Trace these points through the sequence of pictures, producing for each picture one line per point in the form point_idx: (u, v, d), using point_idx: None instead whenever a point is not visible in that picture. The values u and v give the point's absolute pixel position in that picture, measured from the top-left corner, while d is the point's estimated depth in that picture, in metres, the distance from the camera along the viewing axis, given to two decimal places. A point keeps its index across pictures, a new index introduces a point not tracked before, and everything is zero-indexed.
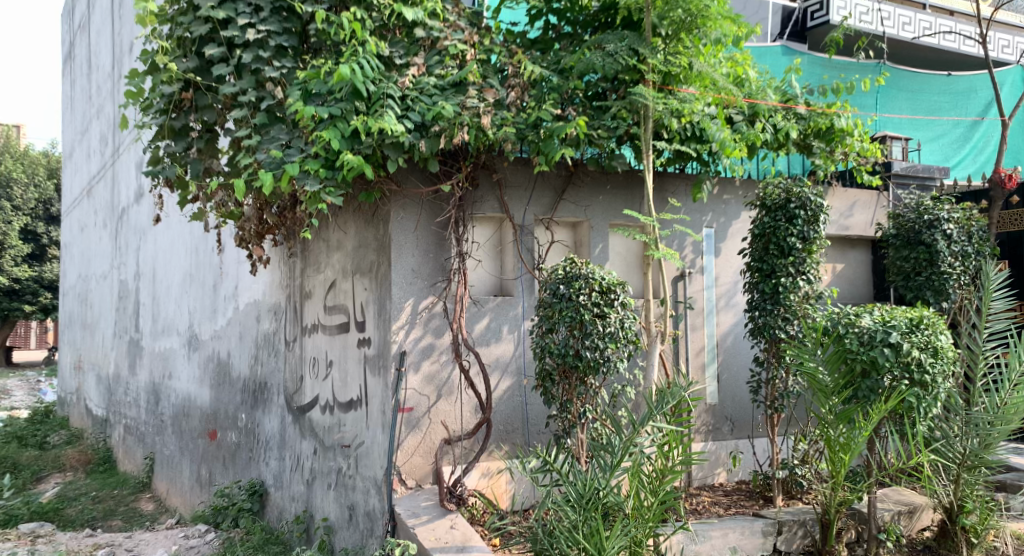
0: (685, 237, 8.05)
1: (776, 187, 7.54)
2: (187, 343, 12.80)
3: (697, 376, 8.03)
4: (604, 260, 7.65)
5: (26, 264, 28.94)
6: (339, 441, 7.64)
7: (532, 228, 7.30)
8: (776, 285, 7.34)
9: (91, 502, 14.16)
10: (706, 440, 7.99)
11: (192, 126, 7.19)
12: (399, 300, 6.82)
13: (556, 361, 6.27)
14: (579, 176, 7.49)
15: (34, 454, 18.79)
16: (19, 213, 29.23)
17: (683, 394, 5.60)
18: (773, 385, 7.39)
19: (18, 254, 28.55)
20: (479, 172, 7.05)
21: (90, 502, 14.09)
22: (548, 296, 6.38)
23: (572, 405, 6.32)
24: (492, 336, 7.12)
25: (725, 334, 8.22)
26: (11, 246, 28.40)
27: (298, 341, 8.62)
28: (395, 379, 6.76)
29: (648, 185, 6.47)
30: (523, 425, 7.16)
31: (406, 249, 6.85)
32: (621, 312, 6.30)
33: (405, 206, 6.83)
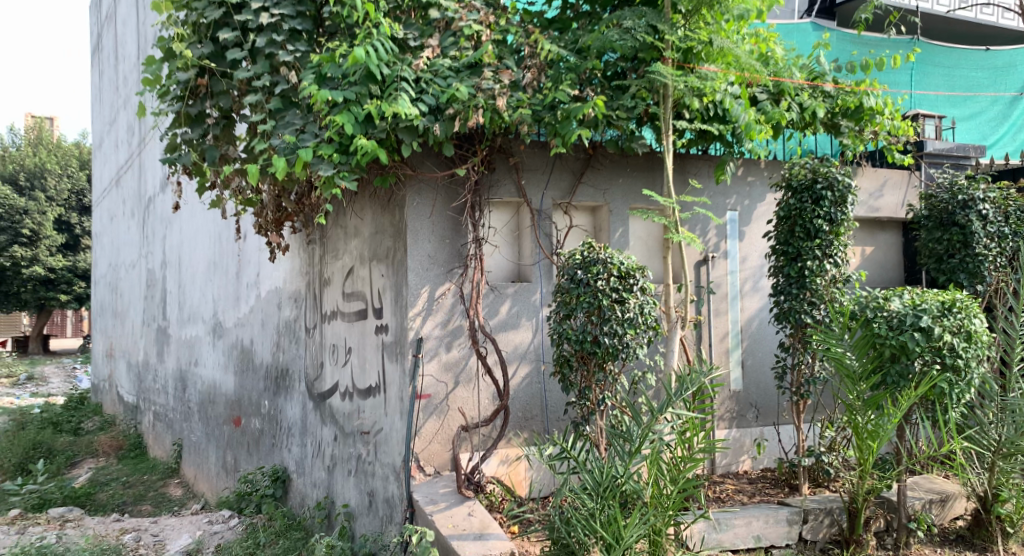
0: (707, 221, 7.89)
1: (801, 167, 7.35)
2: (212, 331, 12.87)
3: (720, 362, 7.89)
4: (625, 245, 7.53)
5: (61, 254, 29.33)
6: (359, 428, 7.59)
7: (551, 212, 7.21)
8: (802, 269, 7.16)
9: (122, 487, 14.33)
10: (730, 427, 7.85)
11: (208, 112, 7.10)
12: (415, 286, 6.74)
13: (574, 347, 6.19)
14: (597, 159, 7.38)
15: (67, 440, 19.06)
16: (53, 204, 29.57)
17: (704, 380, 5.47)
18: (799, 371, 7.21)
19: (53, 244, 28.83)
20: (496, 156, 6.95)
21: (121, 487, 14.26)
22: (566, 281, 6.27)
23: (591, 391, 6.25)
24: (510, 322, 7.03)
25: (749, 319, 8.05)
26: (46, 237, 28.66)
27: (318, 328, 8.58)
28: (413, 366, 6.69)
29: (668, 167, 6.31)
30: (543, 412, 7.07)
31: (423, 235, 6.77)
32: (641, 297, 6.18)
33: (421, 191, 6.74)
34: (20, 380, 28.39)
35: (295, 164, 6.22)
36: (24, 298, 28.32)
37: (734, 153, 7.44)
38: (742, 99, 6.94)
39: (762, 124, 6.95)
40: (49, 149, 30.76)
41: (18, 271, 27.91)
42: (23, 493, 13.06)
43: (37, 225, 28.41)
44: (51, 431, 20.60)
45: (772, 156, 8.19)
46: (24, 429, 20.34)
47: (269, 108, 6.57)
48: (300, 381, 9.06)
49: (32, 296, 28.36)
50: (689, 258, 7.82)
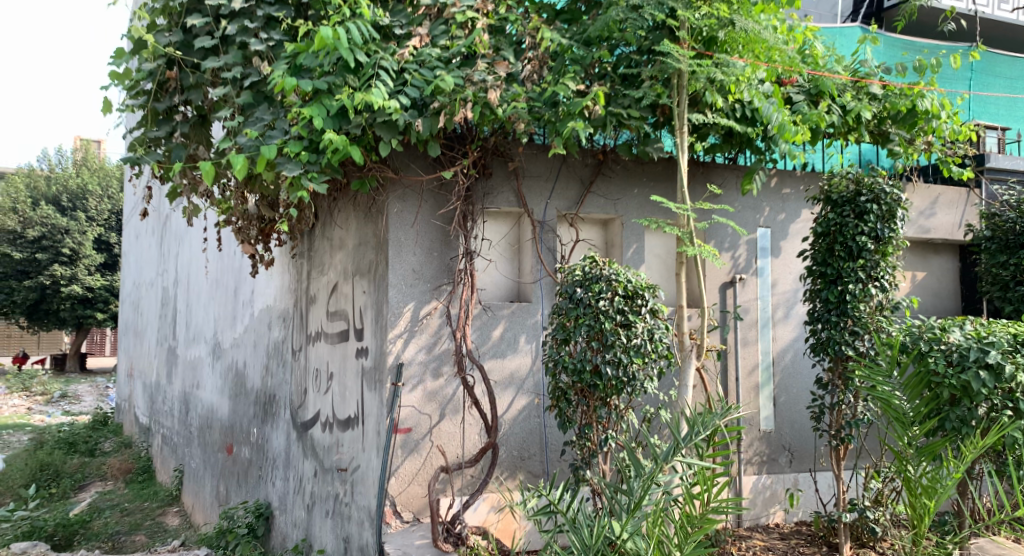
0: (735, 236, 7.00)
1: (842, 177, 6.42)
2: (212, 351, 12.21)
3: (749, 398, 6.94)
4: (640, 263, 6.69)
5: (100, 274, 28.45)
6: (337, 463, 6.76)
7: (555, 225, 6.44)
8: (843, 292, 6.20)
9: (120, 514, 13.62)
10: (760, 473, 6.89)
11: (179, 108, 6.19)
12: (397, 305, 5.94)
13: (571, 379, 5.33)
14: (608, 167, 6.60)
15: (80, 461, 18.49)
16: (94, 224, 28.74)
17: (719, 423, 4.50)
18: (838, 410, 6.25)
19: (92, 264, 27.90)
20: (492, 160, 6.20)
21: (118, 515, 13.55)
22: (564, 300, 5.42)
23: (592, 430, 5.38)
24: (505, 348, 6.23)
25: (783, 350, 7.11)
26: (85, 256, 27.82)
27: (303, 350, 7.82)
28: (391, 396, 5.86)
29: (682, 171, 5.43)
30: (540, 451, 6.24)
31: (406, 246, 5.97)
32: (651, 321, 5.32)
33: (406, 198, 5.96)
34: (54, 395, 27.85)
35: (256, 162, 5.31)
36: (62, 316, 27.57)
37: (766, 160, 6.55)
38: (776, 97, 6.04)
39: (799, 126, 6.03)
40: (93, 170, 30.00)
41: (54, 288, 27.30)
42: (14, 519, 12.13)
43: (76, 244, 27.78)
44: (64, 451, 19.98)
45: (809, 165, 7.32)
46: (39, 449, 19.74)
47: (238, 102, 5.73)
48: (285, 408, 8.29)
49: (70, 316, 27.54)
50: (715, 279, 6.92)
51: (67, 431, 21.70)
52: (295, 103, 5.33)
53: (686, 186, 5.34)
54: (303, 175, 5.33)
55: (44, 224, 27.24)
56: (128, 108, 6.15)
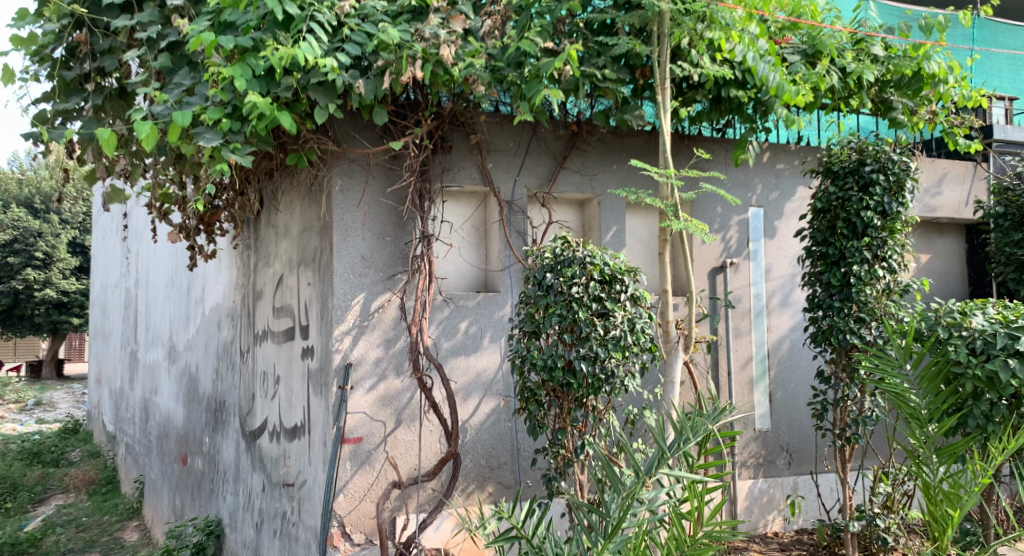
0: (725, 216, 6.32)
1: (844, 146, 5.73)
2: (168, 354, 11.45)
3: (743, 394, 6.26)
4: (621, 246, 5.99)
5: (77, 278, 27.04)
6: (284, 478, 6.03)
7: (525, 205, 5.74)
8: (847, 275, 5.51)
9: (77, 530, 12.79)
10: (757, 477, 6.22)
11: (92, 76, 5.43)
12: (344, 297, 5.20)
13: (541, 378, 4.61)
14: (583, 140, 5.91)
15: (42, 473, 17.59)
16: (67, 226, 27.14)
17: (712, 428, 3.79)
18: (842, 406, 5.55)
19: (68, 267, 26.42)
20: (452, 132, 5.49)
21: (76, 531, 12.72)
22: (532, 287, 4.70)
23: (566, 435, 4.69)
24: (470, 344, 5.53)
25: (779, 341, 6.44)
26: (59, 260, 26.22)
27: (250, 352, 7.08)
28: (337, 402, 5.13)
29: (666, 133, 4.69)
30: (509, 459, 5.56)
31: (354, 230, 5.23)
32: (631, 310, 4.62)
33: (353, 173, 5.21)
34: (26, 403, 26.74)
35: (170, 131, 4.59)
36: (36, 321, 26.09)
37: (759, 129, 5.85)
38: (771, 55, 5.35)
39: (797, 87, 5.33)
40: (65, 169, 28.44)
41: (27, 294, 25.66)
42: None
43: (51, 248, 26.10)
44: (27, 463, 19.08)
45: (803, 138, 6.63)
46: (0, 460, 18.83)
47: (154, 66, 4.99)
48: (234, 416, 7.55)
49: (47, 320, 25.88)
50: (704, 264, 6.24)
51: (31, 440, 20.78)
52: (215, 63, 4.60)
53: (669, 151, 4.61)
54: (226, 145, 4.62)
55: (15, 228, 25.61)
56: (33, 76, 5.38)
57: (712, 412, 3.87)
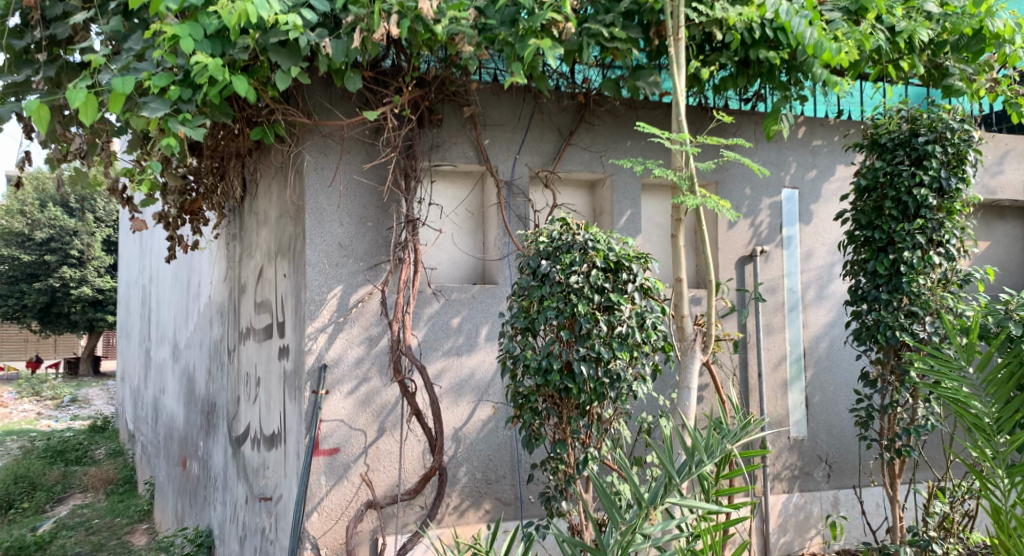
0: (755, 199, 5.62)
1: (893, 116, 4.92)
2: (172, 351, 10.95)
3: (775, 399, 5.57)
4: (635, 233, 5.32)
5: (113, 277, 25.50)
6: (263, 490, 5.45)
7: (526, 186, 5.10)
8: (896, 262, 4.78)
9: (86, 531, 12.09)
10: (792, 491, 5.52)
11: (44, 45, 4.86)
12: (318, 290, 4.60)
13: (536, 382, 3.95)
14: (592, 112, 5.25)
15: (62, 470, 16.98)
16: (102, 225, 24.96)
17: (732, 448, 3.15)
18: (890, 413, 4.82)
19: (103, 266, 24.31)
20: (442, 103, 4.87)
21: (85, 533, 11.97)
22: (525, 277, 4.05)
23: (566, 448, 4.04)
24: (462, 343, 4.91)
25: (816, 338, 5.73)
26: (95, 258, 24.27)
27: (236, 351, 6.52)
28: (311, 409, 4.53)
29: (681, 83, 3.93)
30: (509, 471, 4.95)
31: (329, 214, 4.63)
32: (641, 303, 3.96)
33: (328, 150, 4.61)
34: (63, 399, 25.66)
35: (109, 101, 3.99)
36: (73, 319, 24.28)
37: (792, 97, 5.14)
38: (808, 10, 4.63)
39: (839, 46, 4.61)
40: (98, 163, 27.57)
41: (65, 292, 23.46)
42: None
43: (85, 247, 23.97)
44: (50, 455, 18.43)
45: (845, 112, 5.89)
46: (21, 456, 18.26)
47: (105, 30, 4.42)
48: (223, 419, 7.01)
49: (83, 317, 24.12)
50: (730, 252, 5.55)
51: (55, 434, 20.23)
52: (162, 22, 4.01)
53: (682, 116, 3.87)
54: (176, 117, 4.04)
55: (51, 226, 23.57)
56: None
57: (731, 431, 3.25)
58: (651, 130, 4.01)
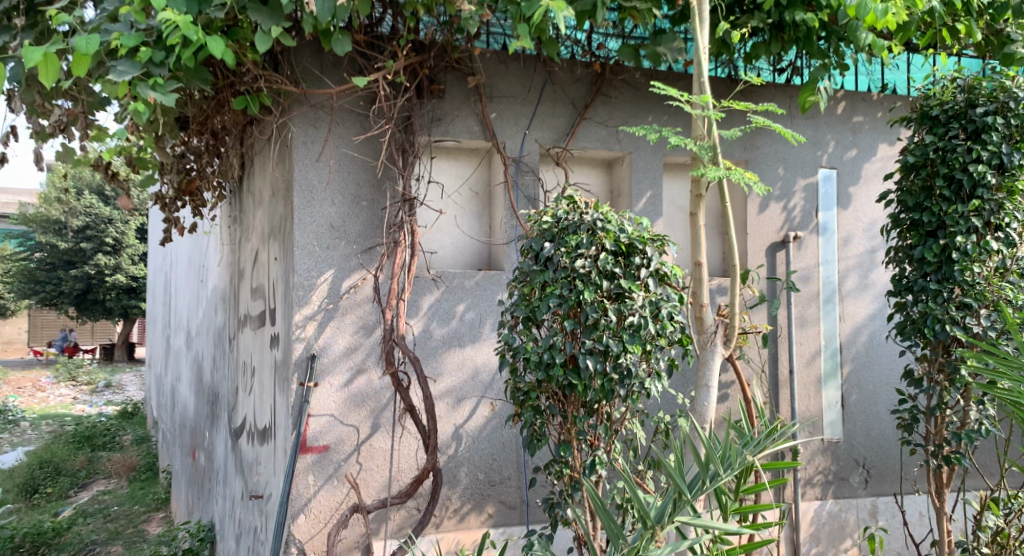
0: (787, 181, 5.16)
1: (947, 85, 4.42)
2: (187, 336, 10.60)
3: (808, 397, 5.11)
4: (656, 215, 4.87)
5: None
6: (255, 487, 5.12)
7: (536, 164, 4.69)
8: (947, 249, 4.29)
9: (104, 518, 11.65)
10: (825, 498, 5.07)
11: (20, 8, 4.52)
12: (307, 274, 4.23)
13: (537, 377, 3.55)
14: (610, 83, 4.83)
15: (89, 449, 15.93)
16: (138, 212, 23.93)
17: (754, 459, 2.73)
18: (937, 415, 4.34)
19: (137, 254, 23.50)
20: (444, 73, 4.49)
21: (102, 519, 11.53)
22: (527, 261, 3.65)
23: (572, 450, 3.63)
24: (465, 333, 4.53)
25: (854, 333, 5.25)
26: (128, 245, 22.72)
27: (235, 339, 6.19)
28: (297, 403, 4.17)
29: (705, 37, 3.51)
30: (515, 471, 4.56)
31: (319, 193, 4.25)
32: (656, 291, 3.54)
33: (318, 122, 4.23)
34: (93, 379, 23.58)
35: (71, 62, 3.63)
36: (110, 306, 22.91)
37: (832, 66, 4.70)
38: None
39: (886, 6, 4.14)
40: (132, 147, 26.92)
41: (101, 279, 22.15)
42: None
43: (120, 235, 22.65)
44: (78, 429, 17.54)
45: (889, 85, 5.40)
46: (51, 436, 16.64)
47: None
48: (225, 410, 6.69)
49: (117, 305, 22.72)
50: (760, 238, 5.10)
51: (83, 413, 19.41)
52: None
53: (705, 75, 3.42)
54: (147, 81, 3.66)
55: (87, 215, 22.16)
56: None
57: (755, 438, 2.88)
58: (667, 92, 3.58)
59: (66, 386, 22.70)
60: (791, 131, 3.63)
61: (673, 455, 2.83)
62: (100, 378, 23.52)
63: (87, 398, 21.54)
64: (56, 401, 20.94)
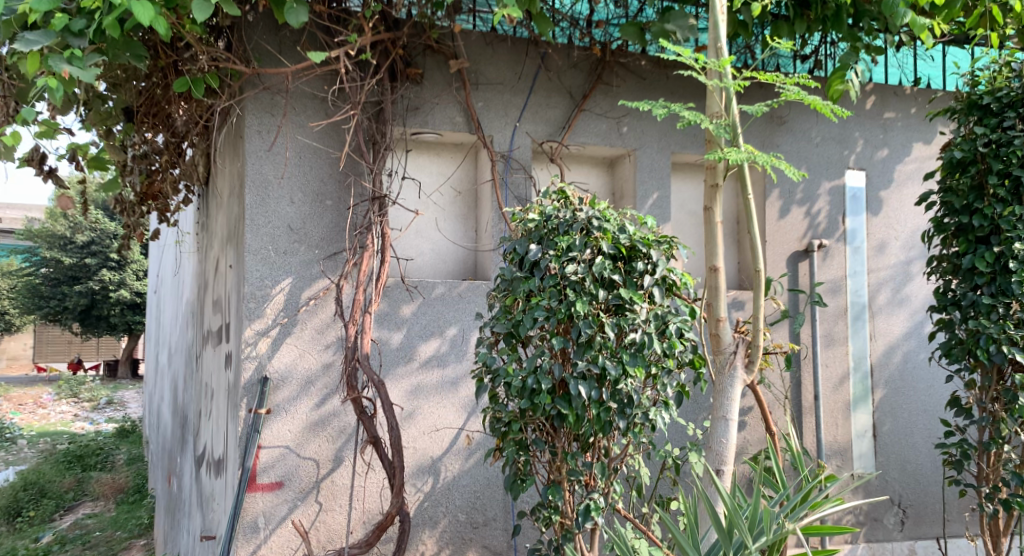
0: (811, 182, 4.58)
1: (1003, 68, 3.84)
2: (169, 355, 9.82)
3: (835, 427, 4.49)
4: (664, 218, 4.29)
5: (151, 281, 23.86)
6: (209, 527, 4.49)
7: (527, 159, 4.12)
8: (1003, 257, 3.73)
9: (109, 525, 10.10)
10: (856, 542, 4.45)
11: None
12: (260, 283, 3.65)
13: (520, 406, 2.95)
14: (611, 70, 4.26)
15: (79, 459, 13.42)
16: None
17: (788, 527, 2.71)
18: (993, 452, 3.79)
19: None
20: (421, 55, 3.94)
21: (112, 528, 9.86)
22: (510, 268, 3.05)
23: (562, 493, 3.02)
24: (443, 352, 3.94)
25: (887, 353, 4.65)
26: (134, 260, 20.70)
27: (199, 357, 5.58)
28: (246, 433, 3.59)
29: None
30: (502, 512, 3.96)
31: (275, 190, 3.69)
32: (662, 302, 2.98)
33: (274, 108, 3.68)
34: (100, 399, 21.10)
35: None
36: (113, 324, 20.78)
37: (863, 49, 4.11)
38: None
39: None
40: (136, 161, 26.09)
41: (105, 294, 20.10)
42: None
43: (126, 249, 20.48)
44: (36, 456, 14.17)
45: (923, 79, 4.81)
46: (40, 452, 14.56)
47: None
48: (191, 436, 6.06)
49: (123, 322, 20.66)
50: (781, 247, 4.51)
51: (95, 426, 17.77)
52: None
53: (721, 40, 2.89)
54: (61, 53, 3.06)
55: (91, 230, 20.16)
56: None
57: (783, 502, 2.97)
58: (679, 59, 3.06)
59: (68, 401, 20.91)
60: (828, 105, 3.03)
61: (687, 517, 2.85)
62: (103, 393, 21.88)
63: (86, 411, 19.74)
64: (55, 415, 19.18)
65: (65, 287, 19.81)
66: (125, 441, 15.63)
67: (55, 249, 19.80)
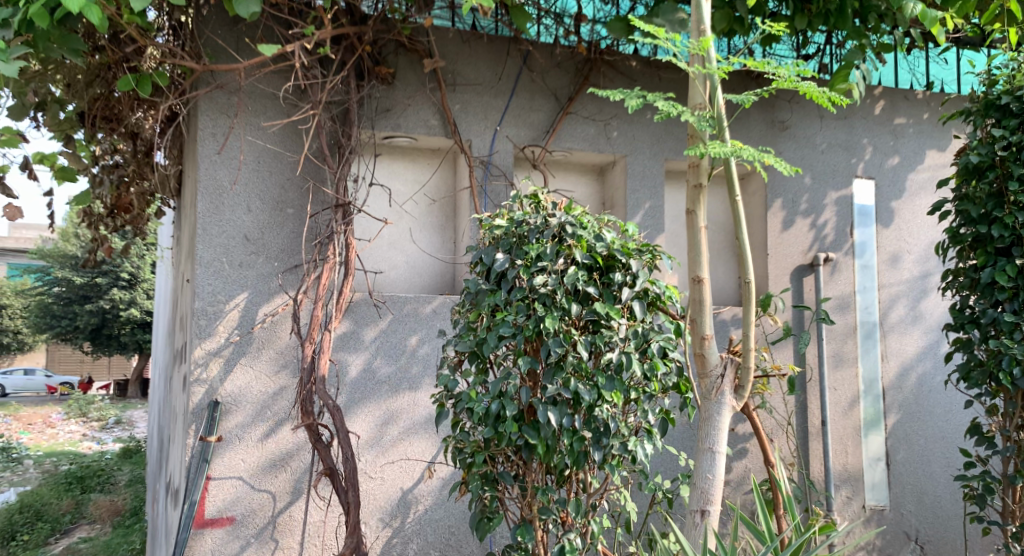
0: (817, 191, 4.26)
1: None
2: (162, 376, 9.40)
3: (844, 455, 4.14)
4: (657, 229, 3.98)
5: None
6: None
7: (508, 165, 3.82)
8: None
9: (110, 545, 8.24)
10: None
11: None
12: (211, 298, 3.36)
13: (486, 435, 2.63)
14: (599, 70, 3.96)
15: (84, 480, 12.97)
16: None
17: None
18: (1019, 486, 3.44)
19: None
20: (392, 54, 3.67)
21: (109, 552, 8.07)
22: (477, 281, 2.73)
23: (534, 533, 2.68)
24: (415, 373, 3.63)
25: (900, 375, 4.30)
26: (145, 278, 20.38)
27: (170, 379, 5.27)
28: (193, 463, 3.27)
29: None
30: (479, 548, 3.62)
31: (229, 196, 3.41)
32: (643, 319, 2.66)
33: (228, 109, 3.42)
34: (108, 418, 20.69)
35: None
36: (122, 343, 20.43)
37: (870, 47, 3.78)
38: None
39: None
40: None
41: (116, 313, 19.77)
42: None
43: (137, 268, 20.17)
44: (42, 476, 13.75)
45: (935, 83, 4.50)
46: (44, 472, 14.12)
47: None
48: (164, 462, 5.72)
49: (133, 341, 20.31)
50: (784, 260, 4.19)
51: (103, 446, 17.36)
52: None
53: (705, 21, 2.61)
54: None
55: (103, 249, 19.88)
56: None
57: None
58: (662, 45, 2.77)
59: (78, 421, 20.50)
60: (824, 93, 2.77)
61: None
62: (113, 413, 21.44)
63: (94, 431, 19.34)
64: (64, 435, 18.80)
65: (76, 306, 19.49)
66: (130, 459, 14.92)
67: (66, 269, 19.57)
